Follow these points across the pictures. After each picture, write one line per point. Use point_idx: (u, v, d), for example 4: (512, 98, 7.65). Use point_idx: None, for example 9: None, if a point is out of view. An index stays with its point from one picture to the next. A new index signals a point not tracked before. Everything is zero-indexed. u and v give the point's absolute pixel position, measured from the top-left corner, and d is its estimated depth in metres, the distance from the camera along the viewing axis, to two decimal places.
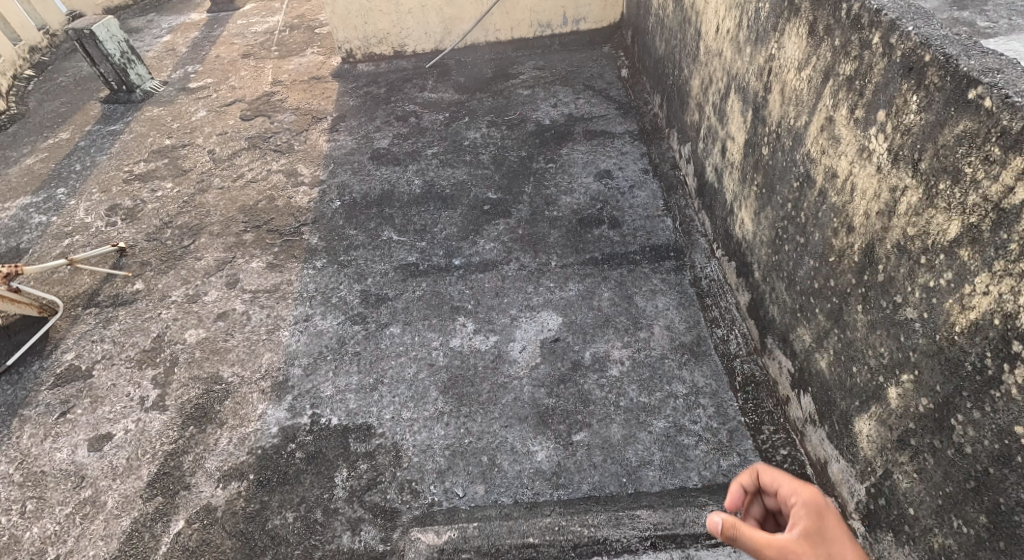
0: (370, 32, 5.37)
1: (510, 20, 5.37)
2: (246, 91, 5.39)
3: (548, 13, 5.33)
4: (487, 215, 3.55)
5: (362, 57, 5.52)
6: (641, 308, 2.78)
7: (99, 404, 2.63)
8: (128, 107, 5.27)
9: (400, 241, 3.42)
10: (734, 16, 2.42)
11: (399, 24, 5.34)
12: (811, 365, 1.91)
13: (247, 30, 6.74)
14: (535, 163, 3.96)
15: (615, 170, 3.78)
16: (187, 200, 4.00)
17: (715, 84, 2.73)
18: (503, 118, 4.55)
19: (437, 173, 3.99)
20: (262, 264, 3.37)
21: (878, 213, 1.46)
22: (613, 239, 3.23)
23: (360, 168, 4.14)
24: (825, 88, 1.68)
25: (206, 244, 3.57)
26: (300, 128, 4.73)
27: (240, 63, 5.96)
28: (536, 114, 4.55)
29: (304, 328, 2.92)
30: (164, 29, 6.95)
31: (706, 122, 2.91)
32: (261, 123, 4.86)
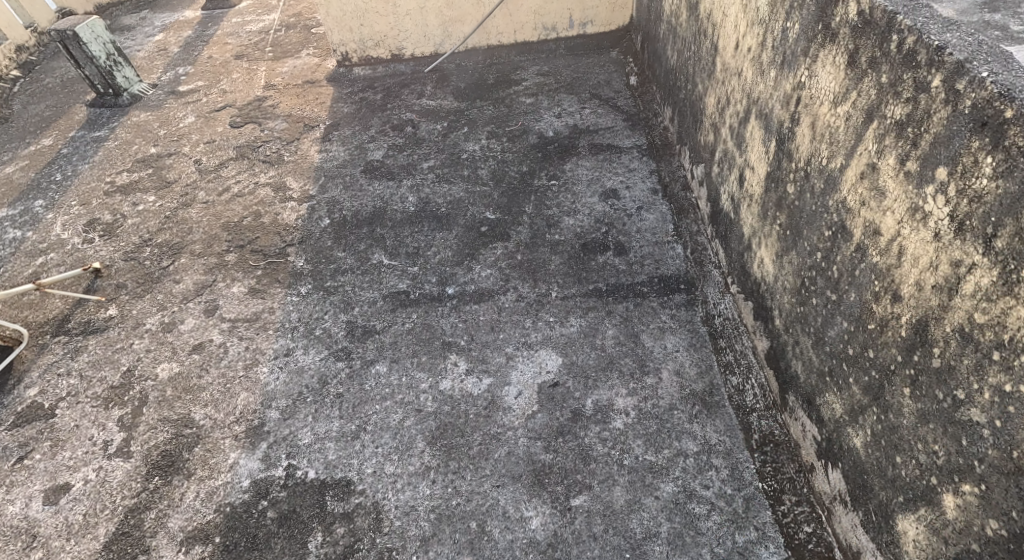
0: (367, 34, 5.13)
1: (514, 22, 5.12)
2: (237, 95, 5.19)
3: (554, 16, 5.08)
4: (484, 238, 3.33)
5: (358, 60, 5.29)
6: (647, 349, 2.56)
7: (59, 449, 2.43)
8: (115, 112, 5.07)
9: (391, 266, 3.21)
10: (756, 33, 2.18)
11: (396, 26, 5.10)
12: (841, 440, 1.68)
13: (241, 29, 6.52)
14: (536, 180, 3.74)
15: (622, 189, 3.55)
16: (169, 215, 3.79)
17: (733, 106, 2.49)
18: (503, 128, 4.32)
19: (432, 189, 3.78)
20: (244, 289, 3.17)
21: (935, 287, 1.24)
22: (618, 268, 3.00)
23: (352, 182, 3.93)
24: (867, 130, 1.45)
25: (186, 265, 3.37)
26: (291, 137, 4.52)
27: (233, 65, 5.75)
28: (539, 124, 4.32)
29: (283, 365, 2.71)
30: (156, 27, 6.73)
31: (722, 145, 2.67)
32: (251, 131, 4.65)
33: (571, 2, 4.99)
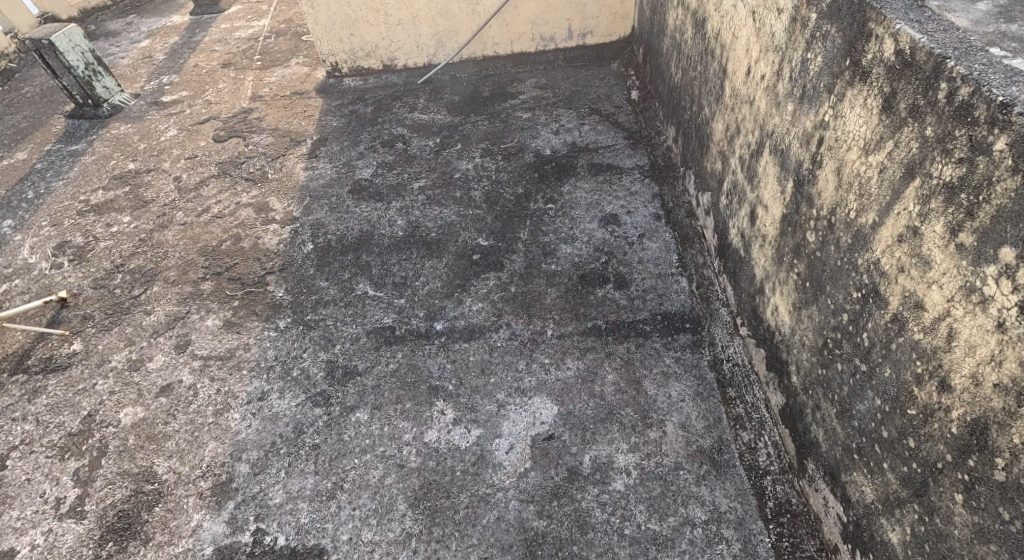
0: (357, 44, 4.93)
1: (510, 32, 4.92)
2: (222, 107, 5.00)
3: (552, 26, 4.88)
4: (475, 267, 3.14)
5: (348, 71, 5.09)
6: (650, 398, 2.36)
7: (7, 507, 2.25)
8: (94, 124, 4.86)
9: (376, 298, 3.02)
10: (771, 61, 1.99)
11: (388, 36, 4.89)
12: (872, 529, 1.49)
13: (230, 35, 6.33)
14: (532, 203, 3.55)
15: (622, 214, 3.37)
16: (144, 237, 3.59)
17: (744, 136, 2.30)
18: (498, 146, 4.13)
19: (422, 212, 3.59)
20: (218, 322, 2.97)
21: (997, 387, 1.08)
22: (618, 303, 2.81)
23: (338, 203, 3.74)
24: (907, 188, 1.26)
25: (158, 294, 3.17)
26: (277, 153, 4.33)
27: (219, 74, 5.55)
28: (536, 141, 4.13)
29: (257, 411, 2.51)
30: (142, 33, 6.53)
31: (730, 175, 2.48)
32: (235, 146, 4.46)
33: (570, 12, 4.80)
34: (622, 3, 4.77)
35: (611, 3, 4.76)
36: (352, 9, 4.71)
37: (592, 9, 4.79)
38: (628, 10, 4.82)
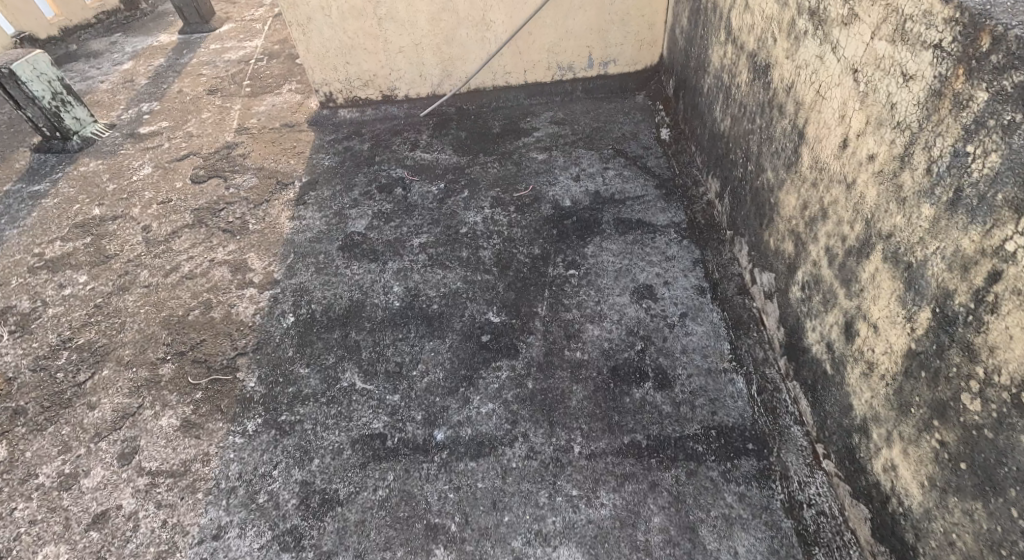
0: (353, 74, 4.46)
1: (524, 62, 4.43)
2: (204, 140, 4.56)
3: (570, 54, 4.40)
4: (485, 352, 2.63)
5: (344, 101, 4.64)
6: (708, 556, 1.87)
7: None
8: (61, 159, 4.41)
9: (364, 393, 2.51)
10: (888, 139, 1.49)
11: (387, 65, 4.41)
12: None
13: (219, 57, 5.97)
14: (550, 268, 3.06)
15: (659, 284, 2.86)
16: (100, 302, 3.10)
17: (832, 222, 1.80)
18: (510, 194, 3.66)
19: (423, 276, 3.10)
20: (174, 422, 2.44)
21: None
22: (661, 410, 2.29)
23: (326, 263, 3.27)
24: None
25: (107, 380, 2.65)
26: (260, 199, 3.86)
27: (204, 102, 5.16)
28: (554, 189, 3.66)
29: (210, 555, 2.03)
30: (126, 54, 6.18)
31: (807, 264, 1.98)
32: (215, 189, 4.00)
33: (592, 39, 4.31)
34: (649, 30, 4.29)
35: (636, 30, 4.28)
36: (347, 36, 4.23)
37: (616, 36, 4.30)
38: (656, 36, 4.33)
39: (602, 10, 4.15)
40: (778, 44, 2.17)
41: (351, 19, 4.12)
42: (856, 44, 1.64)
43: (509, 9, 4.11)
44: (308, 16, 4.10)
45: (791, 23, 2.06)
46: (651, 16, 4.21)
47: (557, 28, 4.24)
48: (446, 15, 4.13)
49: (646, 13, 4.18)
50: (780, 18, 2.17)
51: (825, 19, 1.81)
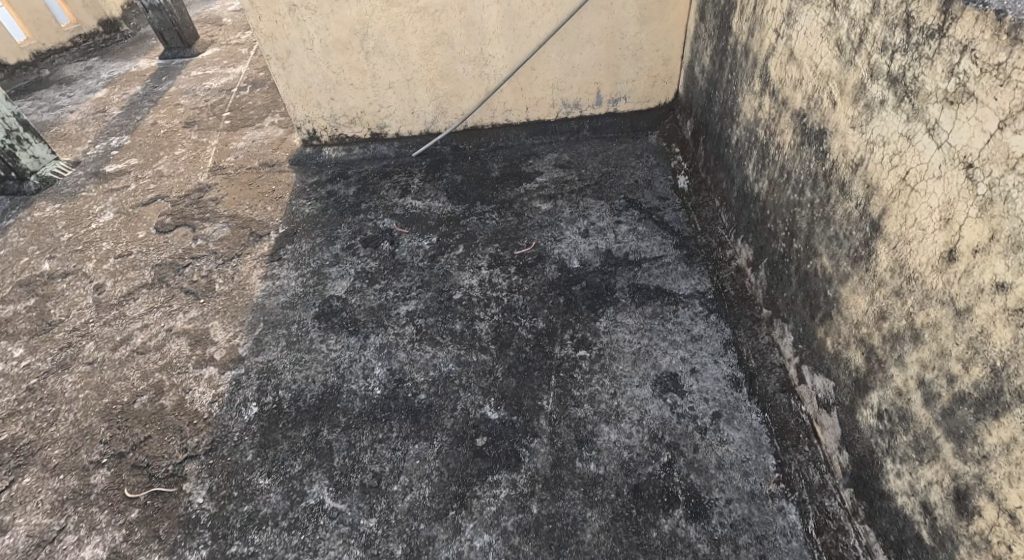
0: (339, 110, 4.08)
1: (525, 98, 4.05)
2: (175, 182, 4.21)
3: (576, 90, 4.02)
4: (481, 460, 2.21)
5: (329, 139, 4.27)
6: None
7: None
8: (16, 202, 4.08)
9: (336, 515, 2.11)
10: None
11: (376, 102, 4.04)
12: None
13: (200, 85, 5.69)
14: (557, 348, 2.64)
15: (685, 373, 2.44)
16: (34, 383, 2.70)
17: (926, 352, 1.39)
18: (509, 252, 3.27)
19: (410, 355, 2.69)
20: (100, 554, 2.07)
21: None
22: (694, 551, 1.89)
23: (299, 336, 2.86)
24: None
25: (28, 491, 2.28)
26: (230, 252, 3.47)
27: (179, 137, 4.83)
28: (559, 246, 3.26)
29: None
30: (102, 81, 5.92)
31: (884, 391, 1.57)
32: (182, 239, 3.61)
33: (600, 74, 3.93)
34: (664, 65, 3.91)
35: (650, 65, 3.90)
36: (331, 71, 3.84)
37: (627, 72, 3.92)
38: (671, 72, 3.95)
39: (613, 44, 3.77)
40: (840, 108, 1.77)
41: (335, 52, 3.74)
42: (971, 130, 1.25)
43: (509, 43, 3.73)
44: (287, 49, 3.71)
45: (860, 86, 1.66)
46: (666, 51, 3.83)
47: (562, 63, 3.86)
48: (440, 49, 3.75)
49: (660, 47, 3.81)
50: (842, 77, 1.77)
51: (915, 90, 1.41)
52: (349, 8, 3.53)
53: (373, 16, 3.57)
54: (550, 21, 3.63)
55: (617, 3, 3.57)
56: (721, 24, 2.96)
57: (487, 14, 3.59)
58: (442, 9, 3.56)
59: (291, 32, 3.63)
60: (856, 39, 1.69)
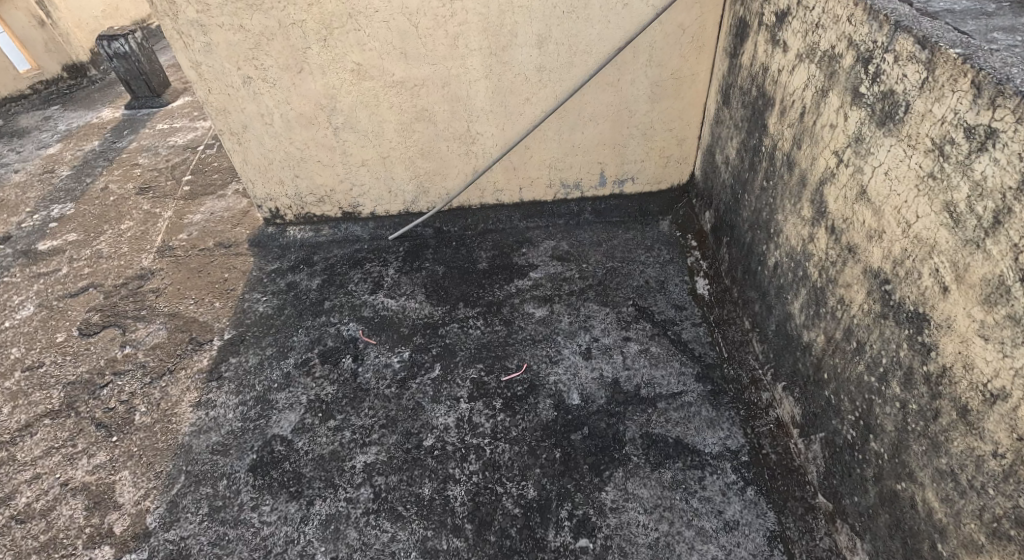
0: (305, 187, 3.59)
1: (518, 178, 3.55)
2: (114, 265, 3.68)
3: (577, 170, 3.52)
4: None
5: (294, 218, 3.78)
6: None
7: None
8: None
9: None
10: None
11: (348, 179, 3.55)
12: None
13: (163, 141, 5.21)
14: (550, 535, 2.09)
15: None
16: None
17: None
18: (495, 377, 2.71)
19: (362, 537, 2.14)
20: None
21: None
22: None
23: (226, 499, 2.29)
24: None
25: None
26: (161, 367, 2.90)
27: (129, 205, 4.33)
28: (555, 371, 2.70)
29: None
30: (57, 133, 5.46)
31: None
32: (107, 344, 3.05)
33: (605, 154, 3.43)
34: (678, 145, 3.41)
35: (662, 144, 3.39)
36: (295, 146, 3.36)
37: (635, 151, 3.42)
38: (686, 153, 3.45)
39: (620, 122, 3.28)
40: (959, 301, 1.28)
41: (299, 127, 3.25)
42: None
43: (499, 121, 3.25)
44: (243, 123, 3.22)
45: (998, 286, 1.20)
46: (680, 130, 3.33)
47: (561, 142, 3.37)
48: (421, 125, 3.27)
49: (675, 126, 3.31)
50: (959, 258, 1.28)
51: None
52: (314, 81, 3.04)
53: (342, 90, 3.08)
54: (548, 98, 3.14)
55: (625, 80, 3.08)
56: (752, 118, 2.45)
57: (475, 90, 3.10)
58: (423, 83, 3.07)
59: (247, 106, 3.14)
60: (986, 216, 1.22)
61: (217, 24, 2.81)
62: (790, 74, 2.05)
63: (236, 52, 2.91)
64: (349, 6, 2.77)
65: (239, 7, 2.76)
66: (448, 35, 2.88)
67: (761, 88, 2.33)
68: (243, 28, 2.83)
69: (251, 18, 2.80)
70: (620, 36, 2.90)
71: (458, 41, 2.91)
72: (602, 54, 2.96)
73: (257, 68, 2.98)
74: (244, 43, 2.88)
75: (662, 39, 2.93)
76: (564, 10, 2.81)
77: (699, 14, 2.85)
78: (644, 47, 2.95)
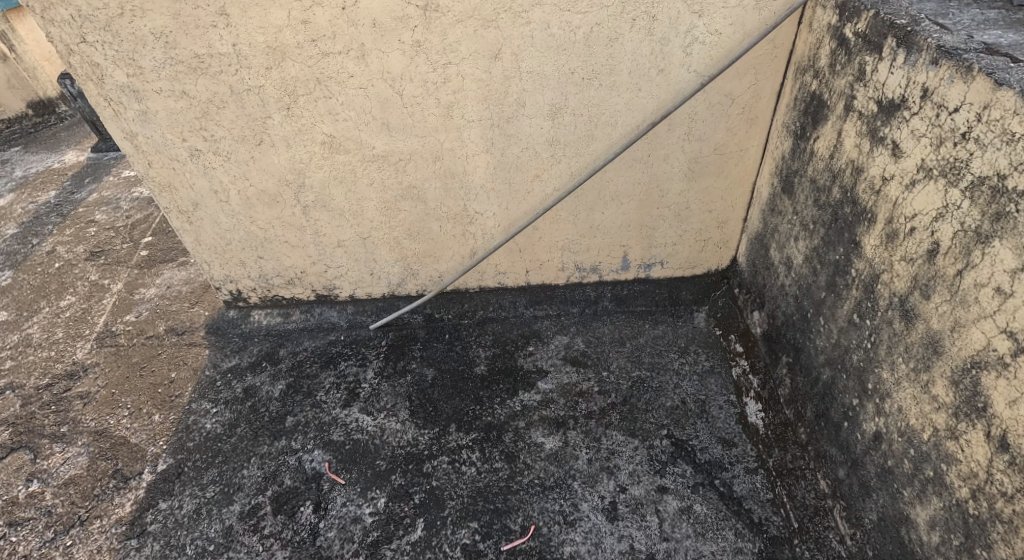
0: (271, 269, 3.02)
1: (524, 260, 2.98)
2: (45, 356, 3.12)
3: (596, 253, 2.94)
4: None
5: (260, 300, 3.20)
6: None
7: None
8: None
9: None
10: None
11: (322, 260, 2.98)
12: None
13: (128, 191, 4.66)
14: None
15: None
16: None
17: None
18: (494, 546, 2.15)
19: None
20: None
21: None
22: None
23: None
24: None
25: None
26: (69, 517, 2.33)
27: (77, 274, 3.78)
28: (572, 539, 2.13)
29: None
30: (13, 180, 4.94)
31: None
32: (14, 478, 2.48)
33: (628, 236, 2.86)
34: (718, 228, 2.83)
35: (698, 227, 2.82)
36: (257, 225, 2.79)
37: (666, 234, 2.85)
38: (727, 236, 2.88)
39: (648, 202, 2.71)
40: None
41: (261, 205, 2.70)
42: None
43: (502, 199, 2.68)
44: (194, 200, 2.67)
45: None
46: (722, 211, 2.76)
47: (577, 223, 2.81)
48: (408, 204, 2.71)
49: (715, 207, 2.74)
50: None
51: None
52: (277, 154, 2.49)
53: (312, 164, 2.53)
54: (562, 175, 2.58)
55: (657, 156, 2.53)
56: (833, 226, 1.87)
57: (473, 166, 2.55)
58: (409, 157, 2.52)
59: (197, 181, 2.58)
60: None
61: (154, 90, 2.26)
62: (910, 189, 1.48)
63: (179, 122, 2.36)
64: (317, 70, 2.22)
65: (179, 70, 2.21)
66: (441, 104, 2.33)
67: (850, 193, 1.76)
68: (186, 95, 2.28)
69: (196, 83, 2.25)
70: (652, 106, 2.34)
71: (453, 110, 2.36)
72: (628, 128, 2.41)
73: (207, 139, 2.43)
74: (188, 112, 2.33)
75: (704, 110, 2.37)
76: (583, 76, 2.26)
77: (753, 82, 2.30)
78: (682, 118, 2.40)
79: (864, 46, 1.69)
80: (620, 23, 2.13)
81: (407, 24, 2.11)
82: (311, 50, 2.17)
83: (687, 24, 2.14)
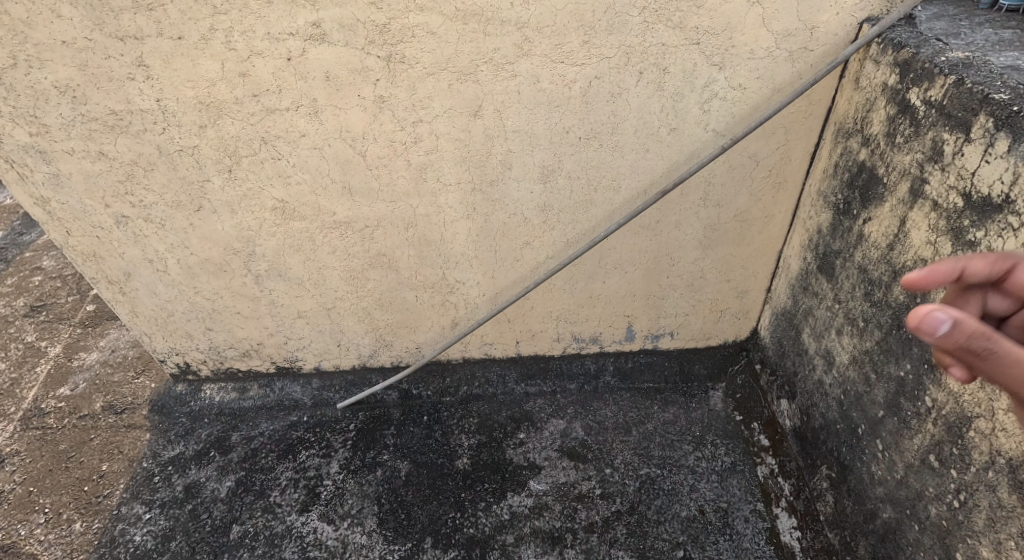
0: (222, 340, 2.62)
1: (514, 331, 2.59)
2: None
3: (595, 325, 2.56)
4: None
5: (212, 373, 2.78)
6: None
7: None
8: None
9: None
10: None
11: (280, 331, 2.57)
12: None
13: None
14: None
15: None
16: None
17: None
18: None
19: None
20: None
21: None
22: None
23: None
24: None
25: None
26: None
27: (13, 335, 3.34)
28: None
29: None
30: None
31: None
32: None
33: (632, 307, 2.48)
34: (737, 298, 2.46)
35: (715, 297, 2.45)
36: (202, 296, 2.39)
37: (677, 305, 2.48)
38: (747, 306, 2.50)
39: (656, 272, 2.34)
40: None
41: (206, 276, 2.30)
42: None
43: (486, 269, 2.30)
44: (125, 270, 2.27)
45: None
46: (743, 281, 2.39)
47: (573, 294, 2.43)
48: (376, 273, 2.32)
49: (735, 276, 2.37)
50: None
51: None
52: (221, 222, 2.10)
53: (262, 232, 2.14)
54: (554, 245, 2.20)
55: (667, 223, 2.16)
56: (897, 334, 1.58)
57: (451, 233, 2.17)
58: (376, 224, 2.13)
59: (126, 250, 2.19)
60: None
61: (65, 151, 1.88)
62: None
63: (99, 185, 1.97)
64: (261, 130, 1.85)
65: (94, 128, 1.83)
66: (412, 166, 1.96)
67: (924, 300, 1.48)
68: (104, 156, 1.89)
69: (115, 143, 1.87)
70: (662, 169, 1.98)
71: (427, 173, 1.98)
72: (633, 192, 2.04)
73: (135, 205, 2.04)
74: (110, 175, 1.95)
75: (725, 173, 2.01)
76: (580, 136, 1.89)
77: (782, 142, 1.94)
78: (697, 182, 2.03)
79: (939, 119, 1.42)
80: (624, 76, 1.78)
81: (367, 77, 1.75)
82: (253, 107, 1.80)
83: (704, 78, 1.79)
